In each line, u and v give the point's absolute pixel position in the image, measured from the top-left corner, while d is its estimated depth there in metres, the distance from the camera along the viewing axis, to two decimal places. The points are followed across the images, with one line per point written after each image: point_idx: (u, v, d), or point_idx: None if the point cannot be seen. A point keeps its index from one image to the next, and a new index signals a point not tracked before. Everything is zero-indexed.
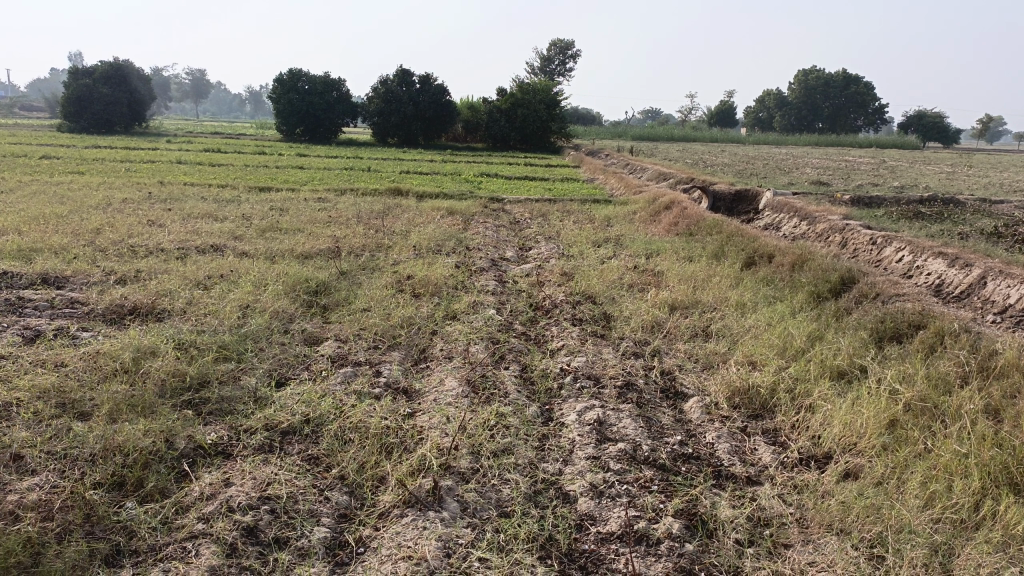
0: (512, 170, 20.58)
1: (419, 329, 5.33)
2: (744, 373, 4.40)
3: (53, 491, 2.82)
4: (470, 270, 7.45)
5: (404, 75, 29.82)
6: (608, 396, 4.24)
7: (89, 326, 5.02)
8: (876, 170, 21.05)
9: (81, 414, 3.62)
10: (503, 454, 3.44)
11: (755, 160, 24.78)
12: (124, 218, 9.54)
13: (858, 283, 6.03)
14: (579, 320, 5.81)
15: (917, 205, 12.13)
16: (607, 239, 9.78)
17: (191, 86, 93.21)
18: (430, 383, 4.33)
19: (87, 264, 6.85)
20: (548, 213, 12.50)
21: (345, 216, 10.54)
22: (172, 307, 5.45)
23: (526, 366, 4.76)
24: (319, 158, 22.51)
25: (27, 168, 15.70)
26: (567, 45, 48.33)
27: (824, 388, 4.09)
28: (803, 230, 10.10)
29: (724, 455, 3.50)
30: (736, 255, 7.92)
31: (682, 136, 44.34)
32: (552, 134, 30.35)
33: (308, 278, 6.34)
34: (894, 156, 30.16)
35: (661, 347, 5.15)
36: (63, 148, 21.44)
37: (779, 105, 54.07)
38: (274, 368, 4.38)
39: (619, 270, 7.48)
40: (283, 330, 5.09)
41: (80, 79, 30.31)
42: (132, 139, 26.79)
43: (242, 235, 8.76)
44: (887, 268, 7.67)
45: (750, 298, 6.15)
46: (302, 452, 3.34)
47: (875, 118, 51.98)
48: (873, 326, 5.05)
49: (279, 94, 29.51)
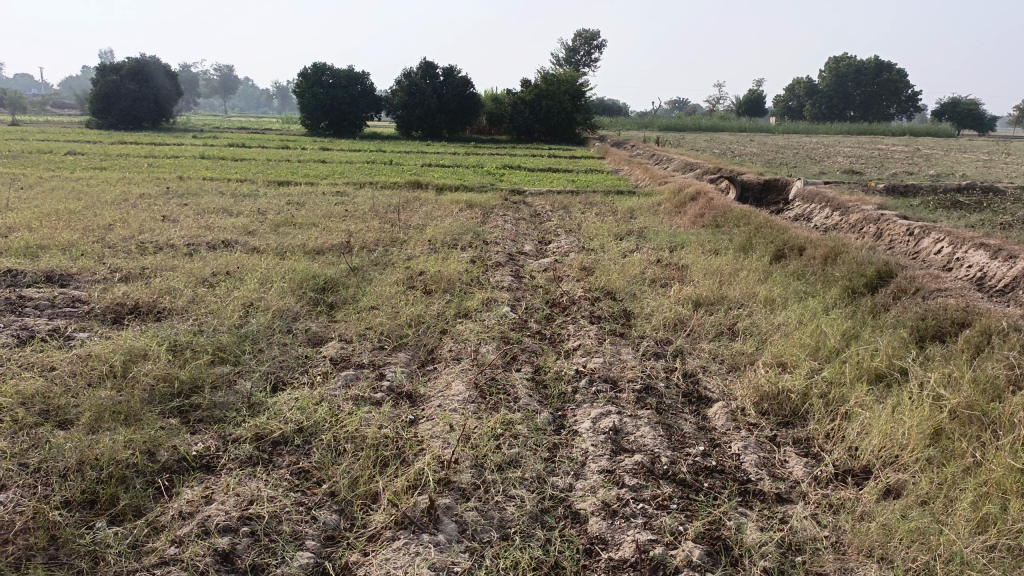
0: (535, 163, 20.26)
1: (428, 328, 5.08)
2: (773, 376, 4.08)
3: (17, 511, 2.60)
4: (486, 265, 7.18)
5: (428, 67, 29.61)
6: (626, 401, 3.95)
7: (86, 327, 4.83)
8: (909, 158, 20.42)
9: (64, 422, 3.42)
10: (509, 466, 3.16)
11: (784, 149, 24.19)
12: (138, 213, 9.38)
13: (895, 277, 5.66)
14: (597, 318, 5.51)
15: (954, 194, 11.65)
16: (630, 231, 9.46)
17: (218, 82, 93.98)
18: (436, 387, 4.07)
19: (94, 261, 6.68)
20: (570, 205, 12.19)
21: (361, 210, 10.33)
22: (173, 306, 5.25)
23: (540, 367, 4.48)
24: (341, 151, 22.36)
25: (50, 164, 15.69)
26: (592, 35, 47.59)
27: (861, 393, 3.77)
28: (835, 221, 9.69)
29: (751, 469, 3.19)
30: (765, 247, 7.57)
31: (710, 126, 43.58)
32: (577, 125, 29.94)
33: (316, 275, 6.11)
34: (928, 145, 29.32)
35: (683, 347, 4.84)
36: (87, 144, 21.45)
37: (809, 93, 53.03)
38: (272, 372, 4.15)
39: (642, 264, 7.17)
40: (285, 330, 4.86)
41: (107, 76, 30.53)
42: (157, 136, 26.78)
43: (256, 230, 8.57)
44: (925, 260, 7.28)
45: (780, 294, 5.81)
46: (292, 466, 3.10)
47: (908, 105, 50.78)
48: (913, 324, 4.70)
49: (303, 89, 29.46)
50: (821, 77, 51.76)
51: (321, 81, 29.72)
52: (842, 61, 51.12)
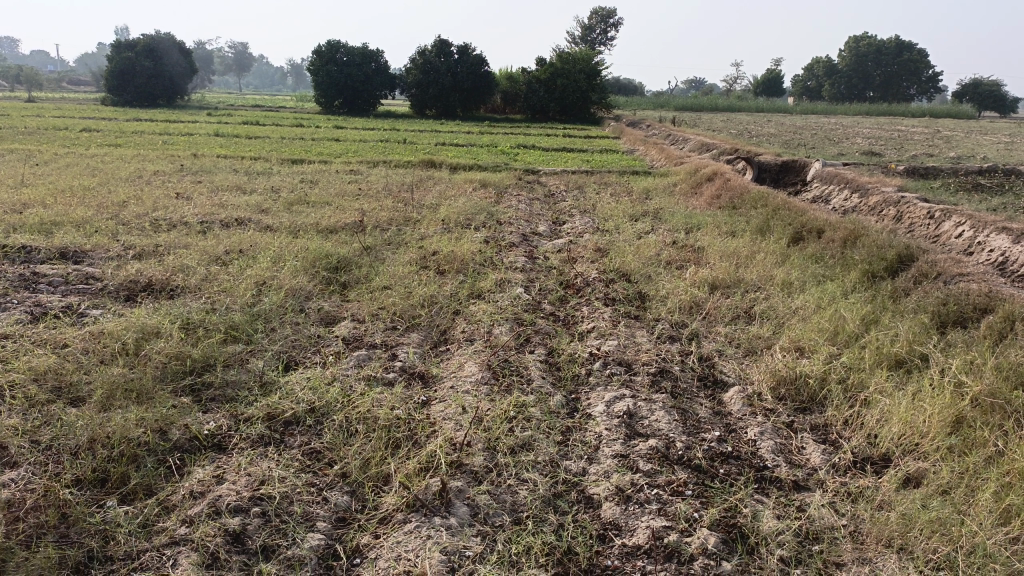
0: (549, 142, 20.11)
1: (441, 308, 5.05)
2: (791, 360, 4.02)
3: (28, 489, 2.60)
4: (499, 245, 7.13)
5: (442, 45, 29.46)
6: (640, 385, 3.90)
7: (99, 304, 4.82)
8: (930, 141, 20.12)
9: (76, 400, 3.42)
10: (522, 450, 3.13)
11: (802, 130, 23.92)
12: (152, 190, 9.39)
13: (916, 261, 5.56)
14: (612, 300, 5.46)
15: (975, 177, 11.45)
16: (645, 212, 9.37)
17: (233, 59, 93.86)
18: (449, 368, 4.04)
19: (108, 238, 6.68)
20: (585, 185, 12.10)
21: (375, 189, 10.28)
22: (186, 283, 5.24)
23: (553, 349, 4.44)
24: (355, 130, 22.29)
25: (65, 140, 15.74)
26: (608, 14, 47.11)
27: (881, 379, 3.70)
28: (854, 203, 9.56)
29: (768, 455, 3.15)
30: (782, 230, 7.47)
31: (726, 107, 43.11)
32: (593, 105, 29.70)
33: (329, 253, 6.08)
34: (949, 127, 28.90)
35: (699, 330, 4.78)
36: (103, 121, 21.48)
37: (828, 74, 52.31)
38: (284, 351, 4.12)
39: (657, 245, 7.09)
40: (298, 309, 4.84)
41: (122, 53, 30.56)
42: (172, 112, 26.80)
43: (269, 208, 8.55)
44: (945, 243, 7.16)
45: (797, 277, 5.73)
46: (303, 446, 3.08)
47: (928, 86, 50.07)
48: (934, 309, 4.62)
49: (318, 67, 29.35)
50: (841, 57, 51.04)
51: (335, 59, 29.65)
52: (862, 41, 50.38)
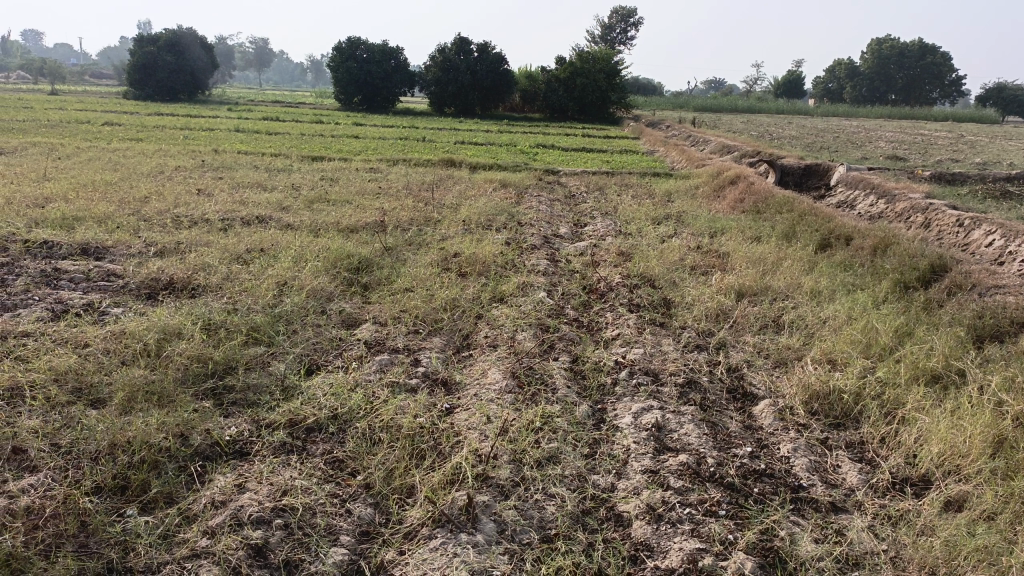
0: (569, 142, 19.97)
1: (463, 312, 4.98)
2: (824, 374, 3.91)
3: (48, 495, 2.55)
4: (521, 248, 7.05)
5: (463, 43, 29.42)
6: (668, 396, 3.81)
7: (120, 302, 4.79)
8: (954, 145, 19.84)
9: (96, 401, 3.38)
10: (549, 463, 3.05)
11: (823, 133, 23.66)
12: (172, 186, 9.38)
13: (950, 272, 5.43)
14: (636, 306, 5.36)
15: (1004, 184, 11.24)
16: (668, 215, 9.25)
17: (254, 54, 94.36)
18: (472, 374, 3.97)
19: (129, 234, 6.66)
20: (606, 186, 12.01)
21: (395, 188, 10.23)
22: (207, 282, 5.20)
23: (578, 357, 4.35)
24: (375, 127, 22.26)
25: (87, 134, 15.81)
26: (629, 13, 46.91)
27: (918, 395, 3.60)
28: (880, 209, 9.39)
29: (802, 474, 3.05)
30: (809, 236, 7.34)
31: (746, 108, 42.74)
32: (612, 104, 29.53)
33: (350, 254, 6.02)
34: (972, 131, 28.48)
35: (726, 339, 4.68)
36: (124, 115, 21.59)
37: (850, 76, 51.80)
38: (305, 354, 4.07)
39: (681, 250, 6.98)
40: (319, 311, 4.78)
41: (145, 47, 30.73)
42: (193, 107, 26.90)
43: (289, 206, 8.52)
44: (976, 252, 7.01)
45: (827, 286, 5.61)
46: (325, 454, 3.02)
47: (952, 90, 49.47)
48: (969, 323, 4.49)
49: (338, 63, 29.36)
50: (863, 59, 50.54)
51: (356, 55, 29.67)
52: (884, 44, 49.81)
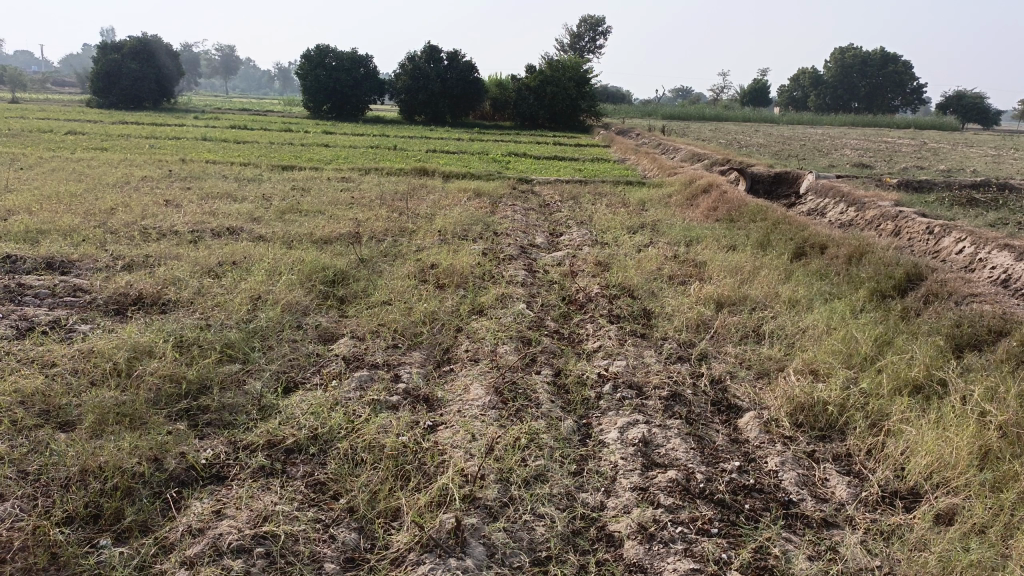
0: (541, 150, 19.97)
1: (443, 325, 4.90)
2: (808, 385, 3.89)
3: (15, 527, 2.44)
4: (498, 258, 6.99)
5: (433, 51, 29.37)
6: (653, 410, 3.78)
7: (88, 319, 4.65)
8: (918, 153, 20.22)
9: (65, 424, 3.26)
10: (536, 481, 2.99)
11: (790, 141, 23.95)
12: (139, 197, 9.17)
13: (925, 280, 5.48)
14: (616, 317, 5.32)
15: (970, 191, 11.44)
16: (643, 224, 9.26)
17: (220, 62, 93.40)
18: (454, 390, 3.90)
19: (96, 247, 6.48)
20: (579, 195, 12.00)
21: (367, 198, 10.12)
22: (178, 297, 5.06)
23: (560, 370, 4.30)
24: (345, 135, 22.07)
25: (50, 144, 15.45)
26: (597, 22, 47.28)
27: (902, 406, 3.60)
28: (851, 217, 9.50)
29: (792, 488, 3.02)
30: (784, 244, 7.39)
31: (714, 116, 43.19)
32: (583, 112, 29.65)
33: (325, 266, 5.91)
34: (933, 138, 29.04)
35: (708, 350, 4.66)
36: (87, 123, 21.14)
37: (814, 85, 52.62)
38: (282, 371, 3.96)
39: (658, 260, 6.98)
40: (295, 326, 4.67)
41: (109, 54, 30.21)
42: (159, 115, 26.46)
43: (261, 217, 8.38)
44: (946, 259, 7.10)
45: (804, 295, 5.64)
46: (306, 477, 2.93)
47: (913, 98, 50.48)
48: (948, 331, 4.53)
49: (306, 71, 29.11)
50: (827, 68, 51.40)
51: (325, 63, 29.41)
52: (847, 52, 50.70)
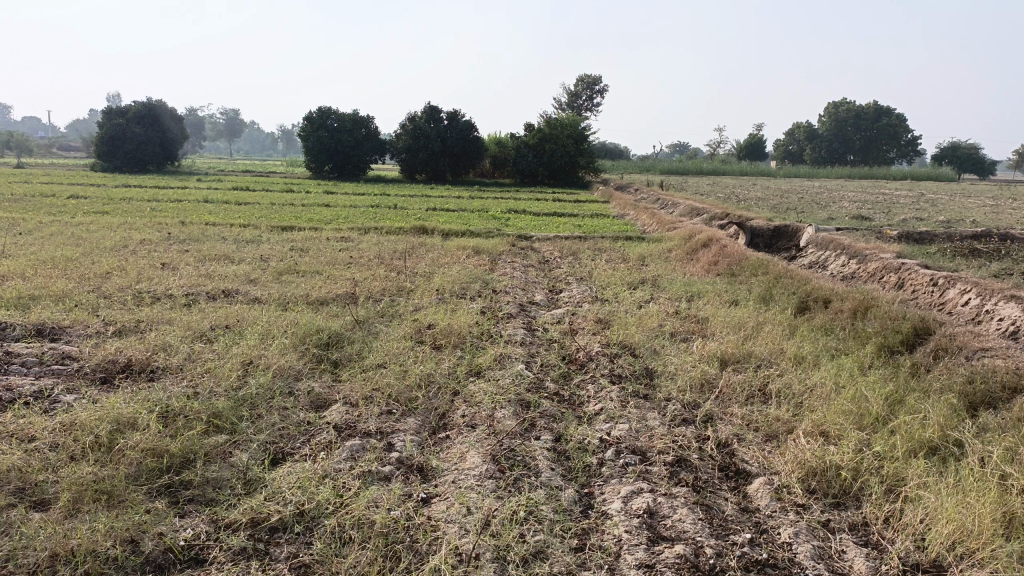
0: (540, 207, 20.05)
1: (439, 389, 4.76)
2: (818, 448, 3.73)
3: None
4: (496, 317, 6.89)
5: (432, 111, 29.78)
6: (658, 477, 3.61)
7: (74, 389, 4.51)
8: (916, 204, 20.26)
9: (40, 503, 3.11)
10: (535, 559, 2.82)
11: (789, 193, 24.07)
12: (136, 260, 9.12)
13: (933, 334, 5.34)
14: (618, 377, 5.17)
15: (971, 241, 11.36)
16: (643, 279, 9.17)
17: (225, 126, 95.01)
18: (449, 459, 3.73)
19: (88, 313, 6.38)
20: (579, 251, 11.96)
21: (366, 257, 10.07)
22: (167, 364, 4.93)
23: (561, 435, 4.14)
24: (346, 195, 22.20)
25: (51, 208, 15.50)
26: (595, 80, 48.22)
27: (918, 470, 3.44)
28: (853, 269, 9.41)
29: (807, 563, 2.85)
30: (787, 299, 7.28)
31: (711, 171, 43.62)
32: (581, 169, 29.91)
33: (320, 328, 5.80)
34: (930, 189, 29.16)
35: (714, 411, 4.50)
36: (90, 187, 21.30)
37: (810, 138, 53.26)
38: (271, 442, 3.80)
39: (660, 316, 6.86)
40: (287, 392, 4.53)
41: (113, 119, 30.66)
42: (161, 178, 26.71)
43: (257, 279, 8.31)
44: (953, 311, 6.97)
45: (810, 351, 5.49)
46: (291, 558, 2.76)
47: (908, 150, 51.01)
48: (961, 388, 4.38)
49: (308, 132, 29.48)
50: (822, 122, 52.10)
51: (326, 124, 29.75)
52: (841, 106, 51.43)
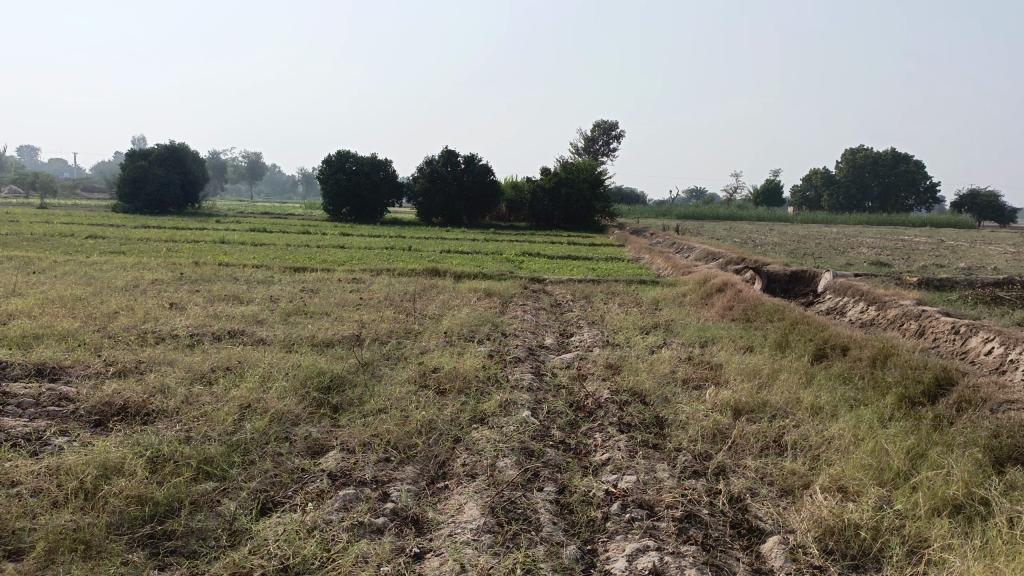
0: (555, 250, 19.99)
1: (440, 436, 4.59)
2: (836, 505, 3.53)
3: None
4: (504, 360, 6.74)
5: (450, 155, 29.97)
6: (666, 534, 3.42)
7: (67, 431, 4.39)
8: (936, 250, 20.02)
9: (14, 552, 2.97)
10: None
11: (806, 239, 23.89)
12: (145, 300, 9.10)
13: (956, 385, 5.13)
14: (627, 427, 4.98)
15: (993, 289, 11.13)
16: (656, 324, 9.01)
17: (246, 168, 96.51)
18: (446, 510, 3.56)
19: (90, 353, 6.30)
20: (592, 295, 11.83)
21: (376, 298, 10.00)
22: (163, 407, 4.80)
23: (565, 486, 3.96)
24: (361, 237, 22.26)
25: (68, 247, 15.62)
26: (611, 127, 48.64)
27: (943, 531, 3.24)
28: (872, 315, 9.20)
29: None
30: (804, 346, 7.08)
31: (728, 216, 43.58)
32: (597, 213, 29.93)
33: (322, 370, 5.68)
34: (950, 235, 28.86)
35: (726, 463, 4.31)
36: (109, 227, 21.49)
37: (827, 184, 53.20)
38: (261, 490, 3.65)
39: (672, 362, 6.68)
40: (282, 437, 4.39)
41: (136, 161, 31.14)
42: (181, 219, 26.96)
43: (265, 319, 8.23)
44: (976, 360, 6.75)
45: (827, 401, 5.29)
46: None
47: (927, 197, 50.76)
48: (986, 443, 4.17)
49: (327, 175, 29.72)
50: (839, 169, 52.09)
51: (345, 168, 29.98)
52: (858, 153, 51.42)
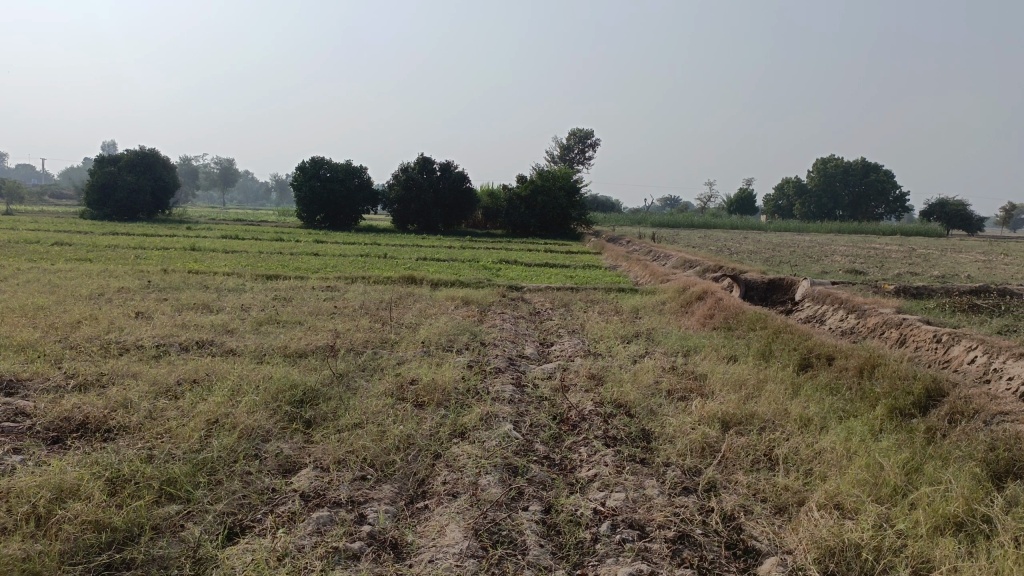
0: (532, 257, 19.82)
1: (419, 452, 4.38)
2: (835, 524, 3.38)
3: None
4: (484, 371, 6.54)
5: (426, 162, 29.74)
6: (659, 557, 3.25)
7: (21, 449, 4.12)
8: (909, 258, 20.16)
9: None
10: None
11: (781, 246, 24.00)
12: (110, 309, 8.77)
13: (946, 396, 5.03)
14: (613, 441, 4.81)
15: (970, 297, 11.15)
16: (637, 333, 8.87)
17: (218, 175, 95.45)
18: (427, 533, 3.37)
19: (50, 365, 6.00)
20: (571, 303, 11.67)
21: (351, 307, 9.76)
22: (126, 423, 4.55)
23: (551, 505, 3.78)
24: (336, 244, 21.95)
25: (33, 254, 15.16)
26: (586, 136, 48.75)
27: (947, 552, 3.10)
28: (852, 324, 9.14)
29: None
30: (788, 355, 6.97)
31: (702, 224, 43.78)
32: (574, 221, 29.85)
33: (294, 383, 5.45)
34: (922, 244, 29.12)
35: (717, 479, 4.15)
36: (76, 234, 20.96)
37: (799, 193, 53.72)
38: (228, 513, 3.42)
39: (655, 372, 6.54)
40: (252, 455, 4.15)
41: (106, 167, 30.58)
42: (151, 226, 26.45)
43: (236, 329, 7.96)
44: (959, 369, 6.68)
45: (816, 412, 5.16)
46: None
47: (897, 206, 51.40)
48: (982, 456, 4.06)
49: (301, 182, 29.36)
50: (811, 178, 52.62)
51: (319, 175, 29.61)
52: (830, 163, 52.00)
